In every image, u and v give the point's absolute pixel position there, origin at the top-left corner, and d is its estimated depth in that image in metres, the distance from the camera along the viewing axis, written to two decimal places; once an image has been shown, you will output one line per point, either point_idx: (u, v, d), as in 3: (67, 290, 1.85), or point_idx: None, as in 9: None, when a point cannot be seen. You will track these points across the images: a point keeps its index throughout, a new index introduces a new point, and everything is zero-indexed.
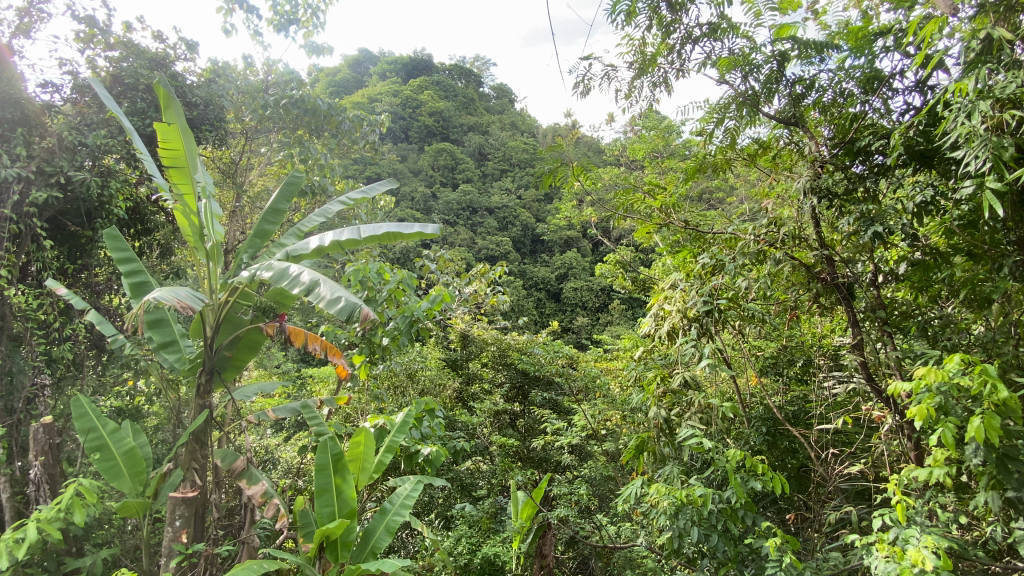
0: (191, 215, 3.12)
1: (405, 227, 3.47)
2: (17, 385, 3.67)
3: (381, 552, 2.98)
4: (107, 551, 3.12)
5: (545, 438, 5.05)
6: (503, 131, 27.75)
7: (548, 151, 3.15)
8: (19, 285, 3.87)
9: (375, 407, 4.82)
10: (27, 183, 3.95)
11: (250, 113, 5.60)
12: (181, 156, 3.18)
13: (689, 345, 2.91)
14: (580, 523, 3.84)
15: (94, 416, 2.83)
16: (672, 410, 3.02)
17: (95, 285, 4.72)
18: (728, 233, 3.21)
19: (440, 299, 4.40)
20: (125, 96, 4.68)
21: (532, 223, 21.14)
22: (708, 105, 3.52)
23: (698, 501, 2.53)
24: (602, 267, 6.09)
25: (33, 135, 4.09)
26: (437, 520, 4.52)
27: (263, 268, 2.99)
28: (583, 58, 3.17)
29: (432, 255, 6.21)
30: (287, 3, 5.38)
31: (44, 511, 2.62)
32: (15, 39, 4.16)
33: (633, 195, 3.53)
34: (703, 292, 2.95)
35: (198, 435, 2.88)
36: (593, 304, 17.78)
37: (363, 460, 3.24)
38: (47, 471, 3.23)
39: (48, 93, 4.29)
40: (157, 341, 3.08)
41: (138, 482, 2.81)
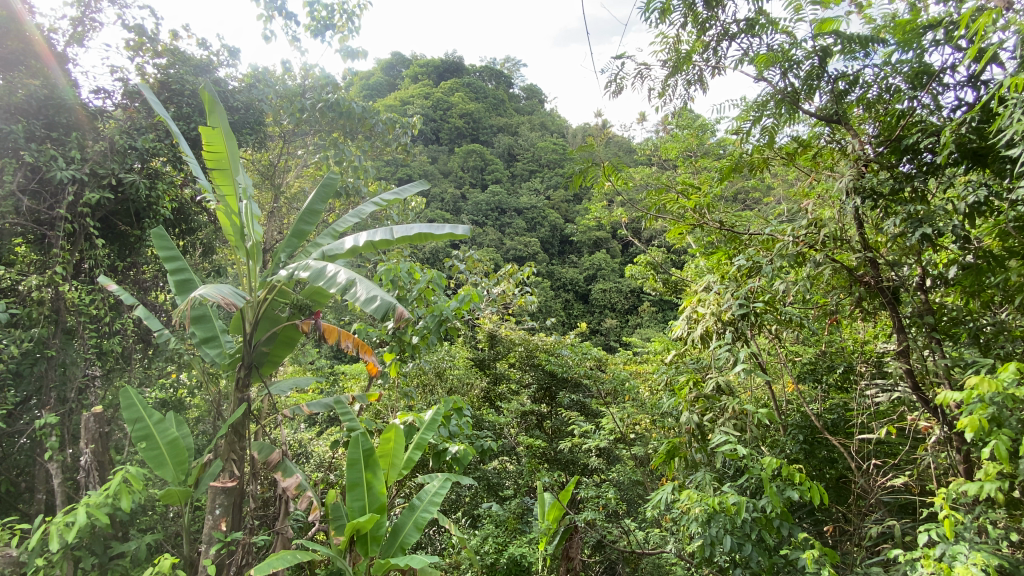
0: (232, 215, 3.23)
1: (436, 227, 3.51)
2: (70, 376, 3.91)
3: (410, 547, 3.00)
4: (150, 536, 3.27)
5: (572, 440, 5.02)
6: (532, 132, 27.81)
7: (579, 151, 3.11)
8: (73, 282, 4.11)
9: (405, 405, 4.88)
10: (82, 185, 4.21)
11: (288, 117, 5.76)
12: (224, 159, 3.29)
13: (724, 349, 2.84)
14: (608, 528, 3.77)
15: (140, 407, 2.95)
16: (705, 415, 2.93)
17: (143, 282, 4.92)
18: (765, 234, 3.13)
19: (468, 298, 4.39)
20: (172, 101, 4.92)
21: (561, 224, 21.11)
22: (745, 103, 3.43)
23: (731, 509, 2.47)
24: (632, 268, 5.94)
25: (86, 139, 4.34)
26: (464, 518, 4.56)
27: (301, 268, 3.06)
28: (616, 57, 3.14)
29: (461, 255, 6.27)
30: (323, 9, 5.51)
31: (93, 497, 2.77)
32: (69, 47, 4.40)
33: (666, 195, 3.42)
34: (740, 295, 2.89)
35: (236, 427, 2.99)
36: (622, 305, 17.76)
37: (393, 455, 3.28)
38: (97, 458, 3.38)
39: (100, 99, 4.53)
40: (199, 336, 3.18)
41: (181, 472, 2.90)
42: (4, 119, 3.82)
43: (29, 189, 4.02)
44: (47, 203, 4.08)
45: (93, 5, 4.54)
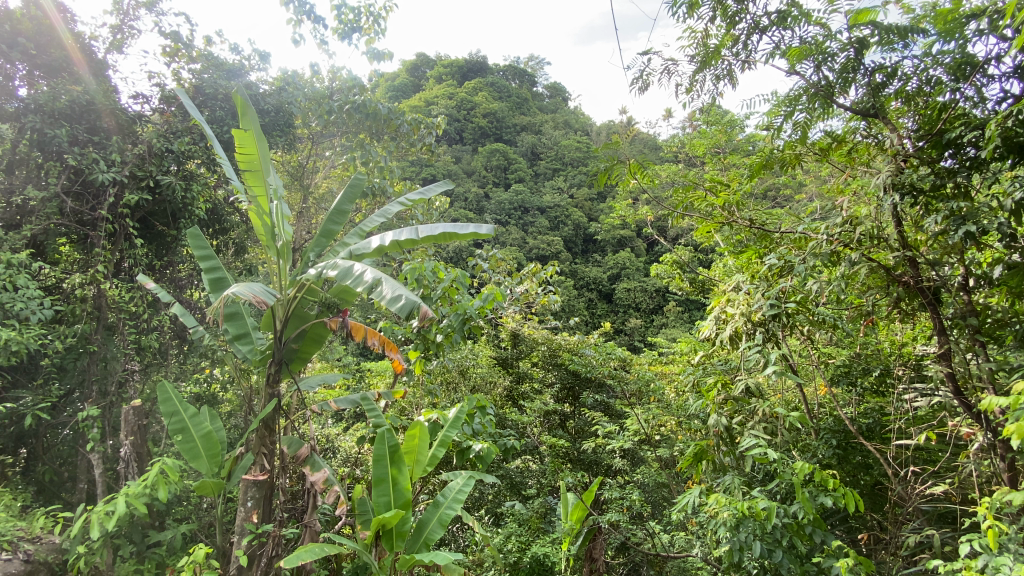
0: (264, 216, 3.31)
1: (460, 227, 3.51)
2: (111, 370, 4.08)
3: (434, 543, 3.03)
4: (185, 526, 3.38)
5: (596, 441, 4.98)
6: (555, 130, 27.68)
7: (604, 149, 3.07)
8: (114, 280, 4.29)
9: (429, 403, 4.93)
10: (122, 187, 4.40)
11: (316, 119, 5.88)
12: (256, 161, 3.37)
13: (755, 350, 2.77)
14: (633, 530, 3.74)
15: (177, 400, 3.03)
16: (734, 417, 2.88)
17: (179, 280, 5.08)
18: (797, 233, 3.03)
19: (492, 297, 4.40)
20: (206, 105, 5.10)
21: (584, 223, 20.98)
22: (777, 97, 3.32)
23: (761, 514, 2.41)
24: (658, 267, 5.85)
25: (127, 143, 4.51)
26: (487, 516, 4.60)
27: (330, 266, 3.11)
28: (642, 54, 3.10)
29: (485, 254, 6.30)
30: (350, 12, 5.60)
31: (133, 487, 2.87)
32: (110, 54, 4.59)
33: (694, 193, 3.41)
34: (771, 295, 2.81)
35: (267, 422, 3.05)
36: (647, 305, 17.62)
37: (417, 452, 3.31)
38: (135, 450, 3.50)
39: (139, 103, 4.71)
40: (232, 333, 3.28)
41: (215, 464, 3.00)
42: (49, 124, 4.04)
43: (73, 191, 4.27)
44: (89, 205, 4.30)
45: (132, 13, 4.71)
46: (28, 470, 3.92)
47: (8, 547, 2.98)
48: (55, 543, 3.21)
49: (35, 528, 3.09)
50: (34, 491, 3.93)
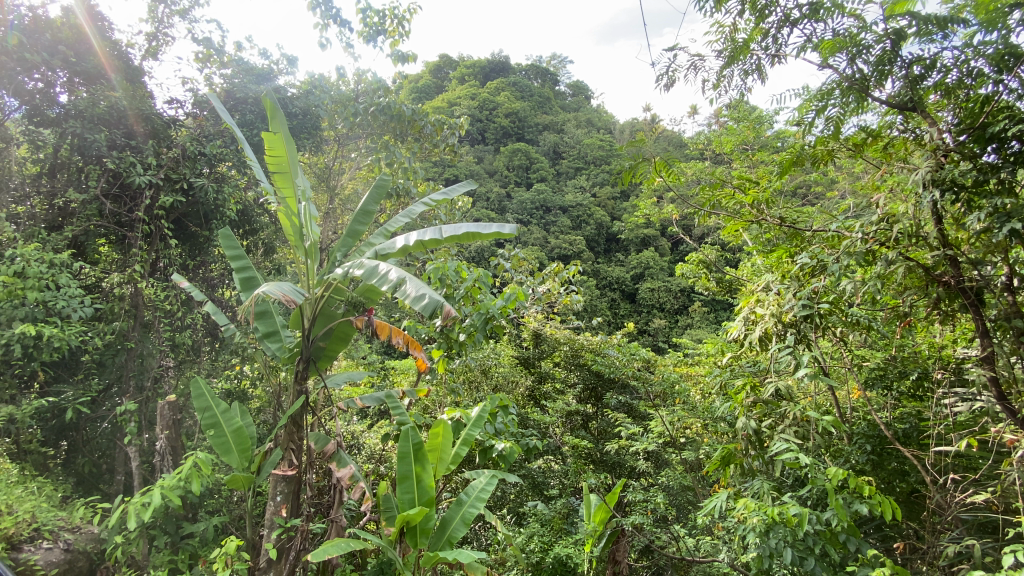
0: (292, 216, 3.38)
1: (483, 227, 3.52)
2: (147, 366, 4.24)
3: (457, 541, 3.04)
4: (216, 519, 3.48)
5: (619, 442, 4.94)
6: (578, 130, 27.52)
7: (628, 147, 2.99)
8: (150, 279, 4.45)
9: (452, 401, 4.96)
10: (157, 190, 4.56)
11: (342, 121, 5.99)
12: (285, 162, 3.44)
13: (785, 352, 2.69)
14: (657, 533, 3.70)
15: (209, 396, 3.12)
16: (764, 422, 2.78)
17: (211, 279, 5.22)
18: (830, 231, 2.94)
19: (514, 297, 4.39)
20: (236, 109, 5.27)
21: (607, 222, 20.83)
22: (808, 92, 3.21)
23: (792, 521, 2.34)
24: (683, 266, 5.77)
25: (161, 147, 4.69)
26: (509, 515, 4.60)
27: (355, 265, 3.15)
28: (668, 50, 3.02)
29: (507, 254, 6.30)
30: (375, 15, 5.67)
31: (167, 480, 2.97)
32: (145, 61, 4.77)
33: (722, 190, 3.30)
34: (802, 296, 2.75)
35: (295, 418, 3.11)
36: (671, 305, 17.42)
37: (441, 450, 3.34)
38: (171, 443, 3.62)
39: (173, 109, 4.86)
40: (262, 331, 3.36)
41: (244, 459, 3.06)
42: (89, 129, 4.19)
43: (112, 193, 4.45)
44: (127, 207, 4.48)
45: (166, 20, 4.86)
46: (69, 461, 4.10)
47: (50, 536, 3.12)
48: (94, 533, 3.35)
49: (76, 518, 3.22)
50: (75, 482, 4.10)
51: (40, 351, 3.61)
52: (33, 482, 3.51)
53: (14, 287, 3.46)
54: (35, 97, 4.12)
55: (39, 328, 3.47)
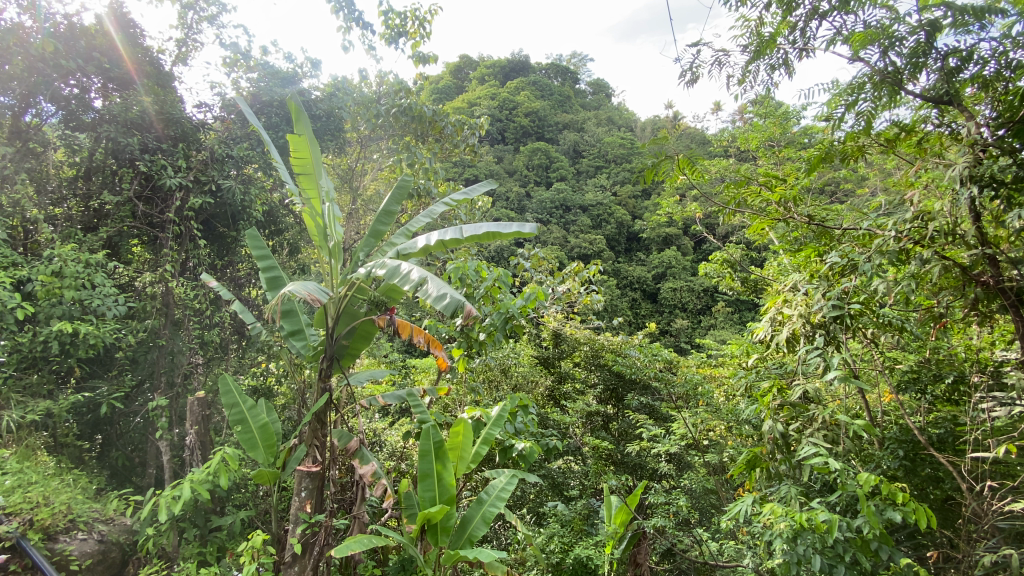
0: (316, 217, 3.44)
1: (504, 226, 3.52)
2: (177, 363, 4.38)
3: (478, 540, 3.05)
4: (243, 513, 3.56)
5: (640, 444, 4.88)
6: (598, 128, 27.35)
7: (651, 145, 2.95)
8: (181, 279, 4.60)
9: (472, 400, 4.97)
10: (187, 192, 4.69)
11: (364, 123, 6.07)
12: (309, 164, 3.50)
13: (815, 354, 2.64)
14: (679, 536, 3.66)
15: (236, 393, 3.19)
16: (790, 425, 2.72)
17: (238, 278, 5.33)
18: (861, 229, 2.85)
19: (534, 297, 4.38)
20: (263, 112, 5.40)
21: (628, 221, 20.66)
22: (837, 87, 3.10)
23: (821, 527, 2.29)
24: (706, 266, 5.68)
25: (191, 150, 4.83)
26: (529, 515, 4.58)
27: (378, 265, 3.18)
28: (691, 46, 2.96)
29: (527, 253, 6.28)
30: (397, 17, 5.73)
31: (197, 474, 3.05)
32: (175, 66, 4.91)
33: (747, 187, 3.23)
34: (832, 296, 2.67)
35: (319, 415, 3.15)
36: (694, 305, 17.19)
37: (461, 449, 3.35)
38: (200, 438, 3.71)
39: (202, 113, 4.99)
40: (287, 329, 3.42)
41: (270, 454, 3.13)
42: (123, 134, 4.35)
43: (144, 196, 4.60)
44: (158, 209, 4.62)
45: (195, 27, 5.00)
46: (103, 455, 4.25)
47: (84, 527, 3.23)
48: (127, 525, 3.46)
49: (110, 509, 3.34)
50: (109, 475, 4.25)
51: (76, 348, 3.77)
52: (69, 474, 3.65)
53: (53, 285, 3.64)
54: (70, 103, 4.30)
55: (76, 325, 3.62)
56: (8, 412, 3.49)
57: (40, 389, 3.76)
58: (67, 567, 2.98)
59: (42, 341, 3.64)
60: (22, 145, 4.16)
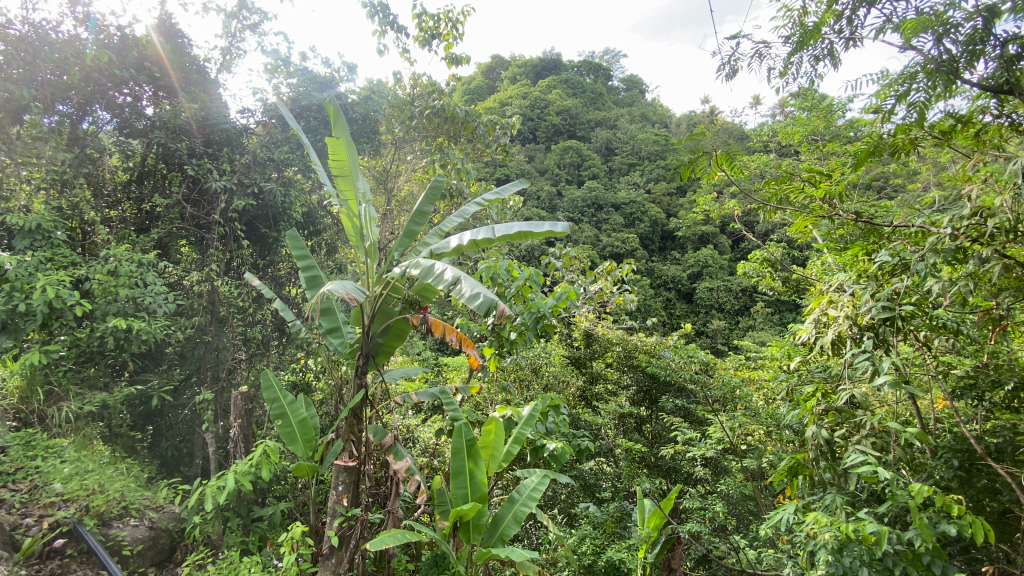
0: (353, 218, 3.52)
1: (536, 225, 3.51)
2: (222, 358, 4.59)
3: (509, 539, 3.05)
4: (283, 504, 3.68)
5: (675, 447, 4.81)
6: (632, 125, 26.98)
7: (688, 141, 2.87)
8: (225, 278, 4.80)
9: (503, 399, 4.97)
10: (232, 195, 4.89)
11: (399, 125, 6.17)
12: (347, 166, 3.58)
13: (862, 357, 2.51)
14: (715, 542, 3.57)
15: (277, 388, 3.30)
16: (835, 431, 2.62)
17: (279, 278, 5.45)
18: (914, 227, 2.69)
19: (566, 297, 4.34)
20: (302, 116, 5.57)
21: (662, 220, 20.34)
22: (886, 78, 2.95)
23: (869, 539, 2.18)
24: (746, 265, 5.55)
25: (234, 153, 5.05)
26: (561, 516, 4.55)
27: (412, 264, 3.22)
28: (730, 38, 2.87)
29: (558, 253, 6.24)
30: (431, 19, 5.80)
31: (240, 465, 3.18)
32: (220, 73, 5.12)
33: (790, 184, 3.10)
34: (882, 297, 2.53)
35: (356, 411, 3.22)
36: (732, 306, 16.75)
37: (493, 448, 3.36)
38: (243, 431, 3.80)
39: (245, 118, 5.17)
40: (325, 327, 3.52)
41: (309, 448, 3.21)
42: (172, 139, 4.65)
43: (191, 198, 4.83)
44: (204, 210, 4.84)
45: (239, 34, 5.19)
46: (154, 445, 4.47)
47: (137, 514, 3.40)
48: (174, 512, 3.63)
49: (160, 497, 3.51)
50: (159, 464, 4.47)
51: (130, 343, 3.97)
52: (122, 463, 3.86)
53: (109, 283, 3.89)
54: (123, 110, 4.55)
55: (129, 321, 3.83)
56: (67, 403, 3.76)
57: (97, 381, 4.02)
58: (120, 552, 3.14)
59: (98, 336, 3.86)
60: (80, 151, 4.40)
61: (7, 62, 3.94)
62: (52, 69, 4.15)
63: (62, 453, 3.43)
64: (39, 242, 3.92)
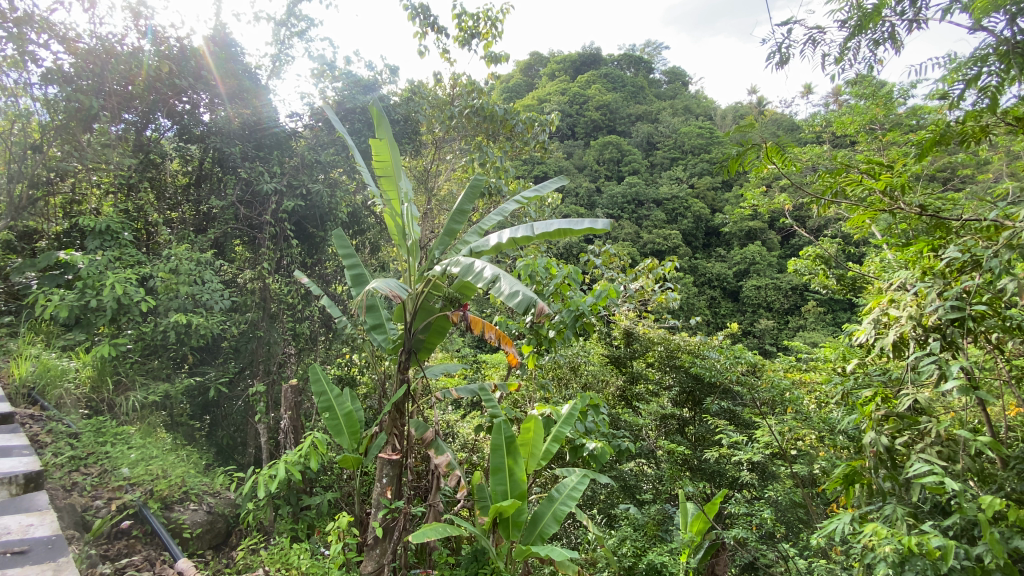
0: (396, 217, 3.58)
1: (576, 223, 3.47)
2: (273, 353, 4.79)
3: (549, 538, 3.03)
4: (330, 494, 3.81)
5: (720, 451, 4.69)
6: (674, 119, 26.33)
7: (735, 133, 2.75)
8: (276, 275, 5.01)
9: (541, 397, 4.95)
10: (282, 196, 5.10)
11: (439, 125, 6.24)
12: (390, 166, 3.66)
13: (928, 361, 2.36)
14: (761, 550, 3.44)
15: (325, 382, 3.42)
16: (897, 438, 2.48)
17: (325, 276, 5.63)
18: (986, 219, 2.45)
19: (606, 295, 4.28)
20: (347, 118, 5.74)
21: (706, 215, 19.77)
22: (954, 61, 2.73)
23: (935, 553, 2.04)
24: (798, 262, 5.40)
25: (284, 156, 5.26)
26: (600, 516, 4.51)
27: (453, 263, 3.26)
28: (780, 25, 2.73)
29: (598, 250, 6.15)
30: (470, 18, 5.84)
31: (291, 455, 3.31)
32: (270, 79, 5.33)
33: (847, 176, 2.93)
34: (949, 296, 2.36)
35: (399, 406, 3.29)
36: (781, 305, 16.12)
37: (533, 445, 3.36)
38: (292, 423, 3.94)
39: (294, 122, 5.37)
40: (369, 323, 3.61)
41: (354, 440, 3.30)
42: (227, 144, 4.91)
43: (245, 200, 5.07)
44: (257, 211, 5.08)
45: (287, 41, 5.40)
46: (211, 433, 4.75)
47: (196, 498, 3.60)
48: (229, 498, 3.84)
49: (217, 484, 3.72)
50: (216, 452, 4.74)
51: (190, 337, 4.23)
52: (183, 450, 4.09)
53: (171, 281, 4.15)
54: (184, 117, 4.84)
55: (189, 317, 4.08)
56: (135, 393, 4.03)
57: (160, 372, 4.33)
58: (181, 534, 3.32)
59: (161, 331, 4.12)
60: (144, 157, 4.73)
61: (78, 74, 4.28)
62: (118, 80, 4.45)
63: (129, 440, 3.67)
64: (107, 243, 4.25)
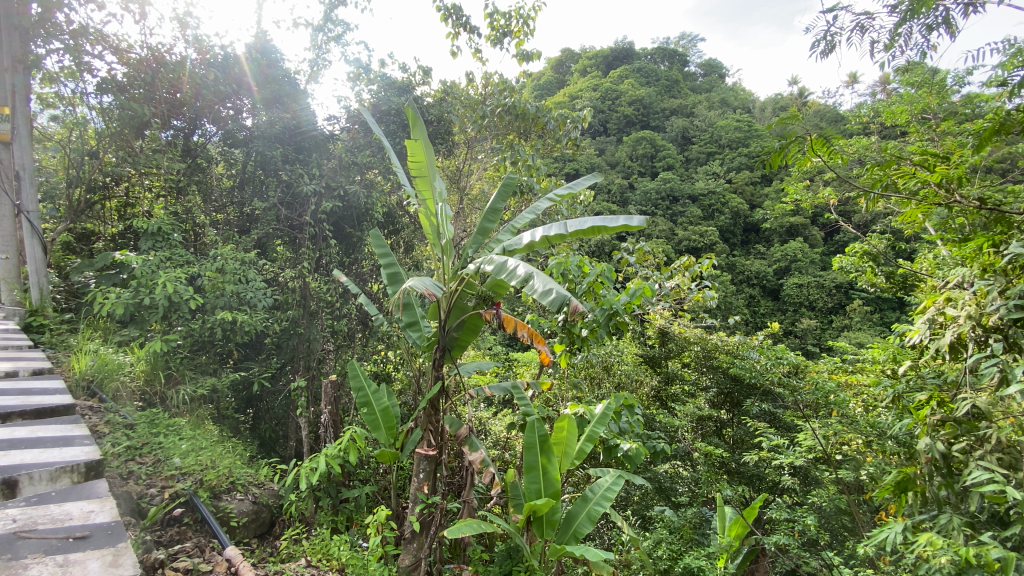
0: (430, 216, 3.63)
1: (611, 220, 3.42)
2: (312, 350, 4.95)
3: (583, 538, 3.03)
4: (368, 488, 3.90)
5: (760, 454, 4.55)
6: (710, 112, 25.67)
7: (778, 126, 2.65)
8: (315, 274, 5.17)
9: (574, 397, 4.93)
10: (320, 198, 5.23)
11: (471, 124, 6.29)
12: (424, 167, 3.70)
13: (989, 363, 2.22)
14: (804, 557, 3.33)
15: (362, 378, 3.51)
16: (953, 444, 2.35)
17: (361, 274, 5.76)
18: None
19: (641, 293, 4.20)
20: (382, 120, 5.85)
21: (744, 211, 19.21)
22: (1016, 45, 2.55)
23: (995, 566, 1.94)
24: (843, 259, 5.17)
25: (322, 158, 5.40)
26: (635, 518, 4.46)
27: (486, 262, 3.28)
28: (825, 13, 2.60)
29: (632, 247, 6.07)
30: (502, 17, 5.85)
31: (331, 448, 3.41)
32: (308, 84, 5.48)
33: (898, 168, 2.78)
34: (1012, 295, 2.21)
35: (433, 402, 3.33)
36: (823, 305, 15.60)
37: (566, 444, 3.35)
38: (331, 417, 4.05)
39: (331, 125, 5.51)
40: (404, 321, 3.67)
41: (391, 436, 3.38)
42: (268, 147, 5.09)
43: (285, 202, 5.25)
44: (296, 212, 5.24)
45: (324, 46, 5.54)
46: (254, 426, 5.02)
47: (242, 489, 3.76)
48: (273, 490, 3.99)
49: (261, 475, 3.87)
50: (260, 444, 4.93)
51: (235, 334, 4.42)
52: (229, 442, 4.27)
53: (218, 280, 4.35)
54: (227, 122, 5.05)
55: (235, 315, 4.27)
56: (184, 386, 4.23)
57: (207, 367, 4.54)
58: (229, 522, 3.47)
59: (209, 327, 4.33)
60: (192, 161, 4.98)
61: (130, 83, 4.56)
62: (168, 88, 4.69)
63: (181, 431, 3.86)
64: (160, 243, 4.47)
